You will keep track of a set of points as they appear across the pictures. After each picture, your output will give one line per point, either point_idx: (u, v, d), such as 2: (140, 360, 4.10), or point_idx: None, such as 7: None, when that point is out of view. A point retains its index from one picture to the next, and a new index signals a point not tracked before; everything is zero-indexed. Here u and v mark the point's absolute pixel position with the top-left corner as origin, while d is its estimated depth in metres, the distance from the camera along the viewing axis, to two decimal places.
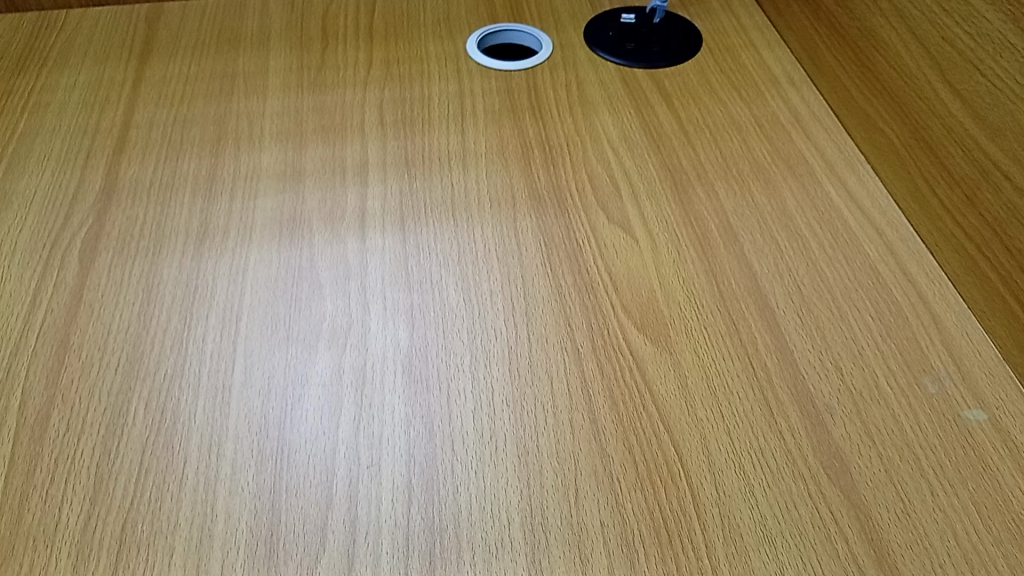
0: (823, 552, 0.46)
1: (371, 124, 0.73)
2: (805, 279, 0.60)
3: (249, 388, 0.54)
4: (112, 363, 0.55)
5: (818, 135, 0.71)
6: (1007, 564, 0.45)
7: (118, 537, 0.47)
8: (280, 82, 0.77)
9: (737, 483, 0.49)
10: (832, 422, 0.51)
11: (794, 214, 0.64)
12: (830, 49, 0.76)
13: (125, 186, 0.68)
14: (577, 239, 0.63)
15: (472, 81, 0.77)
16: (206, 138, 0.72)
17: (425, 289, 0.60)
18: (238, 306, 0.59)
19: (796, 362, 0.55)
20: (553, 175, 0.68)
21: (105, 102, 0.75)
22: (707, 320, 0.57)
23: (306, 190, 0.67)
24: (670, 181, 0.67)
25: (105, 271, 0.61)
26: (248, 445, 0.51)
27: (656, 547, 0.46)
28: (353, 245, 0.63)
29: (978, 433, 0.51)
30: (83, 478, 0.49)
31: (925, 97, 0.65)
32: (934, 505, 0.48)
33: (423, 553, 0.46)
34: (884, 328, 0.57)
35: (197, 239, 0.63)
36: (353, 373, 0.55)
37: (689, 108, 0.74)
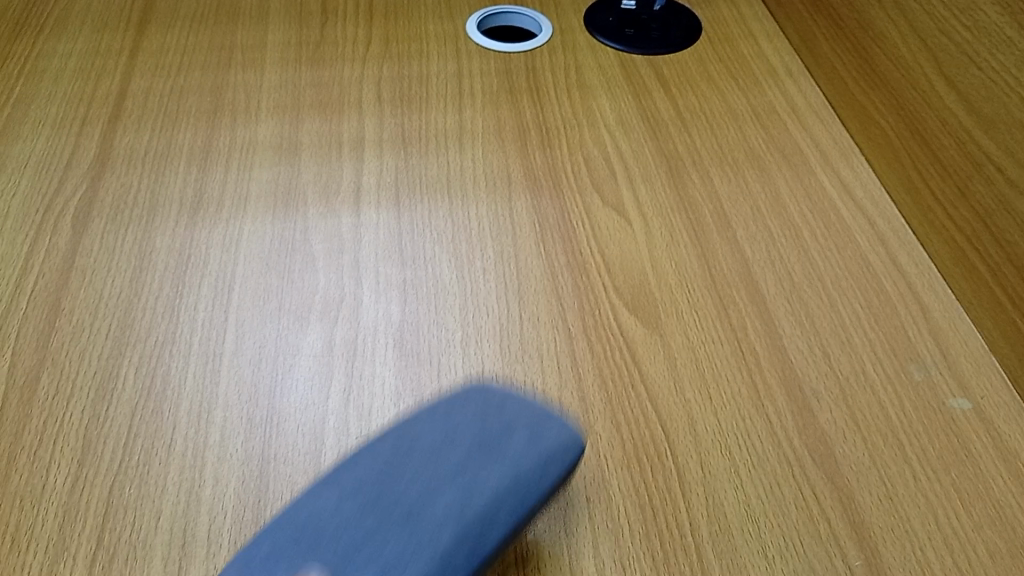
0: (806, 532, 0.46)
1: (369, 101, 0.73)
2: (796, 266, 0.60)
3: (240, 357, 0.54)
4: (104, 328, 0.55)
5: (814, 127, 0.71)
6: (986, 549, 0.46)
7: (105, 499, 0.47)
8: (278, 56, 0.77)
9: (722, 463, 0.49)
10: (818, 406, 0.52)
11: (787, 203, 0.65)
12: (828, 41, 0.76)
13: (120, 154, 0.67)
14: (572, 220, 0.63)
15: (470, 61, 0.77)
16: (202, 109, 0.71)
17: (418, 265, 0.60)
18: (230, 276, 0.59)
19: (785, 347, 0.55)
20: (549, 156, 0.68)
21: (101, 71, 0.75)
22: (698, 303, 0.58)
23: (303, 164, 0.67)
24: (665, 167, 0.68)
25: (98, 236, 0.61)
26: (238, 413, 0.51)
27: (641, 523, 0.47)
28: (348, 219, 0.63)
29: (961, 420, 0.52)
30: (71, 440, 0.49)
31: (920, 87, 0.67)
32: (917, 490, 0.48)
33: None
34: (872, 316, 0.57)
35: (191, 208, 0.63)
36: (345, 344, 0.55)
37: (686, 95, 0.74)
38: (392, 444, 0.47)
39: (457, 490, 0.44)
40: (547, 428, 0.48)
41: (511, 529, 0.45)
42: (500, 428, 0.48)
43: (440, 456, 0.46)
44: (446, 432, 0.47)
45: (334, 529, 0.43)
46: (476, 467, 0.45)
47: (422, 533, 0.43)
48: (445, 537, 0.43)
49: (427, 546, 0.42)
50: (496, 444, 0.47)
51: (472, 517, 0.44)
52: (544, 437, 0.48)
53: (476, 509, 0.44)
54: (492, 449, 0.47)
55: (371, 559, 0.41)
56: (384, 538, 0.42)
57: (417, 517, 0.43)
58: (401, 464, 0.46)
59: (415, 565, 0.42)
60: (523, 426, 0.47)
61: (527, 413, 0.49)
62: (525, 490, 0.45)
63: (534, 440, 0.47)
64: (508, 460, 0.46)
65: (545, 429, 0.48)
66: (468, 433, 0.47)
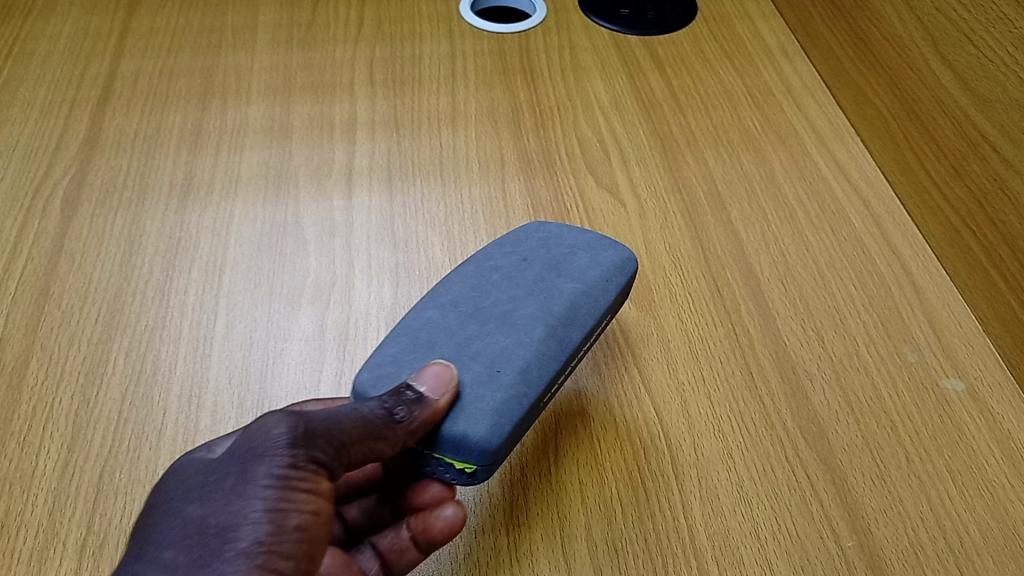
0: (798, 514, 0.46)
1: (361, 83, 0.72)
2: (791, 248, 0.60)
3: (231, 341, 0.53)
4: (93, 312, 0.55)
5: (809, 108, 0.71)
6: (979, 530, 0.46)
7: (95, 485, 0.47)
8: (269, 38, 0.76)
9: (715, 445, 0.49)
10: (811, 388, 0.52)
11: (782, 184, 0.64)
12: (823, 18, 0.76)
13: (109, 137, 0.67)
14: (565, 202, 0.63)
15: (463, 42, 0.76)
16: (192, 91, 0.71)
17: (411, 248, 0.59)
18: (221, 259, 0.58)
19: (779, 329, 0.55)
20: (542, 138, 0.68)
21: (91, 53, 0.74)
22: (692, 285, 0.57)
23: (294, 146, 0.66)
24: (660, 148, 0.67)
25: (87, 221, 0.61)
26: (229, 397, 0.51)
27: (633, 505, 0.47)
28: (339, 203, 0.62)
29: (955, 401, 0.51)
30: (61, 426, 0.49)
31: (915, 68, 0.66)
32: (909, 471, 0.48)
33: None
34: (866, 298, 0.57)
35: (181, 191, 0.63)
36: (336, 328, 0.54)
37: (681, 76, 0.74)
38: (472, 268, 0.49)
39: (538, 295, 0.47)
40: (605, 248, 0.51)
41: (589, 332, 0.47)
42: (562, 248, 0.50)
43: (517, 274, 0.48)
44: (513, 252, 0.50)
45: (440, 336, 0.45)
46: (551, 278, 0.48)
47: (518, 329, 0.45)
48: (539, 332, 0.45)
49: (526, 340, 0.44)
50: (563, 261, 0.49)
51: (558, 313, 0.46)
52: (605, 255, 0.50)
53: (560, 308, 0.46)
54: (561, 265, 0.49)
55: (478, 355, 0.44)
56: (486, 338, 0.45)
57: (510, 318, 0.46)
58: (483, 280, 0.48)
59: (520, 355, 0.44)
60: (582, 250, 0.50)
61: (586, 239, 0.51)
62: (596, 296, 0.48)
63: (594, 256, 0.50)
64: (577, 275, 0.49)
65: (603, 249, 0.51)
66: (537, 253, 0.50)
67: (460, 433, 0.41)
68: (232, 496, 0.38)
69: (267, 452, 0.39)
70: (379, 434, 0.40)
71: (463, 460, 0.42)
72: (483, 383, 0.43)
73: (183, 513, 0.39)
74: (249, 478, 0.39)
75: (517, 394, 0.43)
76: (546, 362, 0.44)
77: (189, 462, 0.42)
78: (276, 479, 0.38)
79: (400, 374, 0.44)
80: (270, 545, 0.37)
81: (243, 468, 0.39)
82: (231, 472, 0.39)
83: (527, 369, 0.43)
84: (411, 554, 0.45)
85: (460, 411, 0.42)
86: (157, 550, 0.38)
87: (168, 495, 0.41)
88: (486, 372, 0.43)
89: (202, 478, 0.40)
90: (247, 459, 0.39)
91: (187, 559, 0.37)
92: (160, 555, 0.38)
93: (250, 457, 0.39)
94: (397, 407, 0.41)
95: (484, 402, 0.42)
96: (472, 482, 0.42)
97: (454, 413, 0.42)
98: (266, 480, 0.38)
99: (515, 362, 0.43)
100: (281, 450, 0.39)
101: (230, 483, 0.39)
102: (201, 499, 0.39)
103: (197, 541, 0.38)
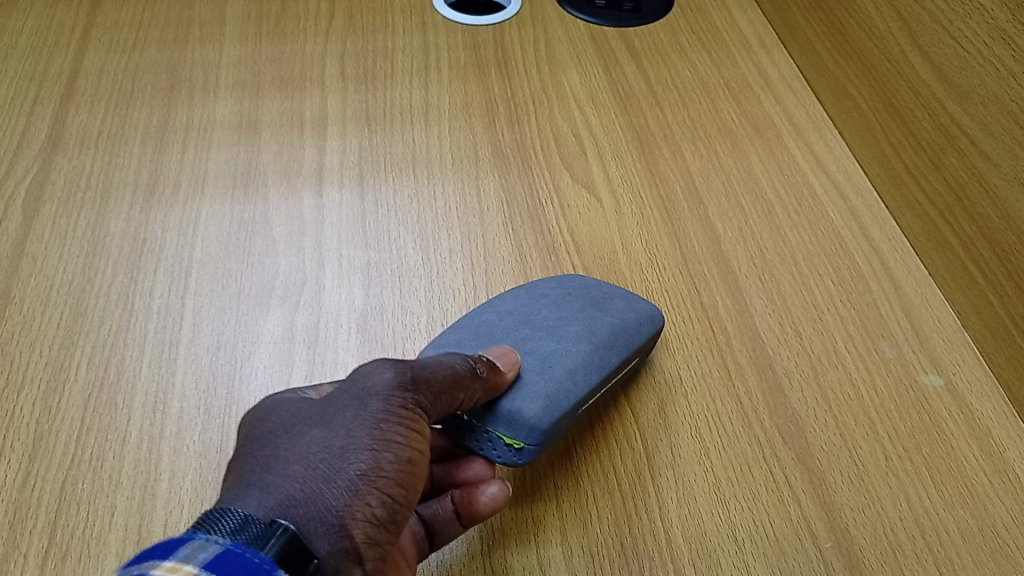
0: (776, 514, 0.46)
1: (332, 77, 0.70)
2: (768, 243, 0.59)
3: (198, 344, 0.52)
4: (55, 317, 0.53)
5: (787, 100, 0.70)
6: (957, 529, 0.45)
7: (57, 495, 0.45)
8: (237, 31, 0.74)
9: (692, 445, 0.48)
10: (789, 386, 0.51)
11: (760, 178, 0.64)
12: (802, 11, 0.74)
13: (72, 134, 0.65)
14: (540, 198, 0.62)
15: (437, 34, 0.75)
16: (158, 87, 0.69)
17: (382, 247, 0.58)
18: (187, 260, 0.57)
19: (756, 326, 0.54)
20: (517, 133, 0.66)
21: (53, 47, 0.72)
22: (668, 282, 0.56)
23: (263, 143, 0.65)
24: (636, 142, 0.66)
25: (49, 222, 0.59)
26: (195, 403, 0.49)
27: (609, 508, 0.46)
28: (309, 200, 0.61)
29: (933, 398, 0.51)
30: (21, 434, 0.48)
31: (892, 59, 0.63)
32: (888, 470, 0.48)
33: None
34: (844, 293, 0.56)
35: (147, 189, 0.61)
36: (306, 330, 0.53)
37: (658, 68, 0.73)
38: (523, 292, 0.51)
39: (585, 318, 0.48)
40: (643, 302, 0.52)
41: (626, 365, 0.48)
42: (607, 291, 0.51)
43: (564, 302, 0.49)
44: (560, 287, 0.51)
45: (498, 332, 0.47)
46: (597, 308, 0.49)
47: (566, 339, 0.46)
48: (585, 347, 0.46)
49: (574, 347, 0.46)
50: (604, 299, 0.50)
51: (599, 339, 0.47)
52: (640, 303, 0.51)
53: (603, 331, 0.47)
54: (602, 303, 0.50)
55: (530, 352, 0.45)
56: (537, 341, 0.46)
57: (559, 331, 0.47)
58: (536, 299, 0.49)
59: (567, 360, 0.45)
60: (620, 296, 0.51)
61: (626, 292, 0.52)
62: (633, 334, 0.48)
63: (629, 302, 0.50)
64: (618, 309, 0.49)
65: (637, 300, 0.51)
66: (581, 291, 0.50)
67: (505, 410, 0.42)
68: (356, 423, 0.37)
69: (383, 391, 0.39)
70: (463, 382, 0.41)
71: (513, 436, 0.43)
72: (531, 375, 0.44)
73: (298, 437, 0.37)
74: (365, 411, 0.38)
75: (562, 389, 0.44)
76: (591, 370, 0.45)
77: (279, 404, 0.41)
78: (394, 414, 0.38)
79: None
80: (388, 472, 0.36)
81: (360, 402, 0.38)
82: (346, 406, 0.38)
83: (571, 372, 0.45)
84: (453, 526, 0.44)
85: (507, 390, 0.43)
86: (280, 466, 0.36)
87: (270, 428, 0.39)
88: (536, 367, 0.45)
89: (310, 411, 0.39)
90: (365, 394, 0.39)
91: (315, 473, 0.35)
92: (285, 469, 0.35)
93: (365, 395, 0.39)
94: (476, 364, 0.42)
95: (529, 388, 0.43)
96: (517, 461, 0.43)
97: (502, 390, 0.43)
98: (380, 414, 0.38)
99: (562, 364, 0.45)
100: (397, 390, 0.39)
101: (350, 413, 0.38)
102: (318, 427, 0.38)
103: (323, 457, 0.36)
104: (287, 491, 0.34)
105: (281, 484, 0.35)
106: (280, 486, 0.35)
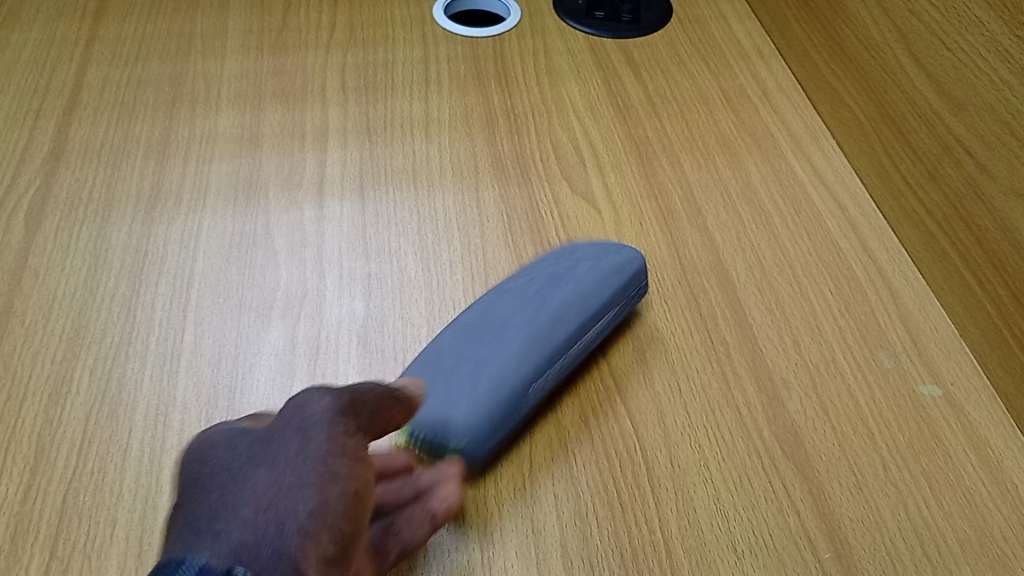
0: (775, 525, 0.46)
1: (333, 90, 0.71)
2: (767, 254, 0.59)
3: (199, 356, 0.52)
4: (57, 329, 0.54)
5: (785, 111, 0.70)
6: (956, 539, 0.46)
7: (59, 508, 0.45)
8: (239, 44, 0.75)
9: (692, 457, 0.49)
10: (787, 397, 0.51)
11: (758, 188, 0.64)
12: (799, 22, 0.74)
13: (75, 147, 0.66)
14: (540, 209, 0.62)
15: (437, 46, 0.76)
16: (160, 100, 0.70)
17: (382, 259, 0.58)
18: (189, 273, 0.57)
19: (755, 337, 0.54)
20: (516, 144, 0.67)
21: (56, 61, 0.73)
22: (668, 293, 0.57)
23: (264, 155, 0.65)
24: (635, 153, 0.66)
25: (51, 235, 0.59)
26: (196, 415, 0.49)
27: (609, 519, 0.46)
28: (310, 213, 0.61)
29: (932, 408, 0.51)
30: (24, 447, 0.48)
31: (888, 70, 0.63)
32: (887, 480, 0.48)
33: None
34: (843, 304, 0.56)
35: (149, 203, 0.62)
36: (306, 343, 0.53)
37: (657, 79, 0.73)
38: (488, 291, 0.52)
39: (534, 309, 0.49)
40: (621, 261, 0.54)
41: (589, 326, 0.51)
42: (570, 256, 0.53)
43: (519, 293, 0.51)
44: (525, 275, 0.53)
45: (444, 346, 0.48)
46: (550, 292, 0.50)
47: (508, 339, 0.48)
48: (522, 344, 0.48)
49: (513, 348, 0.47)
50: (563, 276, 0.52)
51: (544, 332, 0.48)
52: (607, 264, 0.53)
53: (547, 318, 0.49)
54: (558, 283, 0.51)
55: (469, 361, 0.47)
56: (479, 346, 0.48)
57: (504, 330, 0.48)
58: (493, 297, 0.51)
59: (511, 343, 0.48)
60: (585, 265, 0.52)
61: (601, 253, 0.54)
62: (587, 307, 0.50)
63: (595, 267, 0.53)
64: (573, 285, 0.51)
65: (608, 260, 0.53)
66: (541, 275, 0.52)
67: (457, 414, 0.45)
68: (299, 458, 0.37)
69: (323, 420, 0.38)
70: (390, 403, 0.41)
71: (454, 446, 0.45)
72: (466, 386, 0.46)
73: (241, 477, 0.36)
74: (309, 440, 0.37)
75: (493, 396, 0.46)
76: (537, 346, 0.48)
77: (218, 439, 0.40)
78: (339, 442, 0.38)
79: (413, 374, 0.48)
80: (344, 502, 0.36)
81: (302, 432, 0.38)
82: (287, 437, 0.38)
83: (505, 377, 0.46)
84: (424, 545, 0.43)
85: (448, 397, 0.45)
86: (228, 513, 0.34)
87: (209, 468, 0.38)
88: (473, 376, 0.46)
89: (252, 446, 0.38)
90: (304, 423, 0.38)
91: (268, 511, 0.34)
92: (234, 515, 0.34)
93: (306, 425, 0.38)
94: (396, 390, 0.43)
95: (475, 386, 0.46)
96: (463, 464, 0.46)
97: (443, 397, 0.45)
98: (325, 443, 0.37)
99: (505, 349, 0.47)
100: (338, 418, 0.39)
101: (293, 445, 0.37)
102: (263, 463, 0.37)
103: (273, 495, 0.35)
104: (238, 538, 0.33)
105: (232, 531, 0.33)
106: (230, 533, 0.33)
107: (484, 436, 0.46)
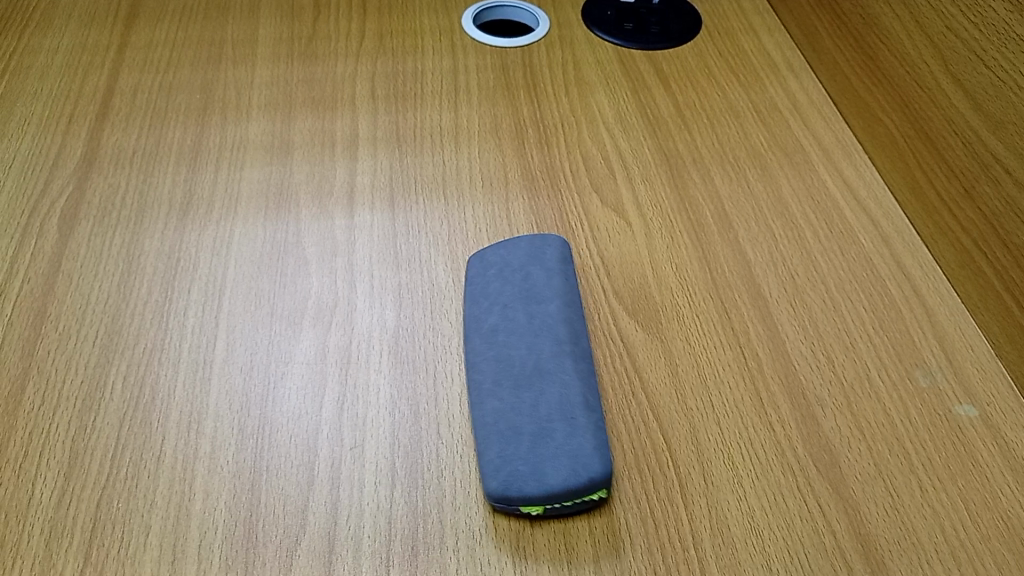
0: (810, 545, 0.45)
1: (362, 98, 0.71)
2: (799, 269, 0.59)
3: (231, 364, 0.52)
4: (91, 335, 0.54)
5: (816, 125, 0.70)
6: (994, 562, 0.45)
7: (92, 514, 0.46)
8: (270, 51, 0.75)
9: (726, 474, 0.48)
10: (822, 415, 0.51)
11: (790, 203, 0.64)
12: (830, 36, 0.74)
13: (107, 153, 0.66)
14: (570, 220, 0.62)
15: (466, 56, 0.76)
16: (192, 107, 0.70)
17: (413, 269, 0.58)
18: (221, 280, 0.57)
19: (788, 354, 0.54)
20: (546, 155, 0.67)
21: (89, 66, 0.74)
22: (700, 307, 0.56)
23: (294, 163, 0.65)
24: (666, 166, 0.66)
25: (84, 240, 0.60)
26: (229, 423, 0.50)
27: (643, 536, 0.46)
28: (341, 222, 0.61)
29: (968, 428, 0.50)
30: (58, 452, 0.48)
31: (925, 88, 0.63)
32: (923, 501, 0.47)
33: (410, 511, 0.46)
34: (877, 321, 0.56)
35: (180, 210, 0.62)
36: (338, 351, 0.53)
37: (687, 92, 0.73)
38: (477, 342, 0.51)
39: (542, 332, 0.50)
40: (520, 248, 0.55)
41: (542, 310, 0.51)
42: (477, 293, 0.54)
43: (515, 329, 0.50)
44: (492, 308, 0.52)
45: (514, 419, 0.46)
46: (536, 309, 0.51)
47: (558, 376, 0.48)
48: (571, 367, 0.48)
49: (569, 380, 0.48)
50: (533, 288, 0.52)
51: (570, 345, 0.50)
52: (548, 253, 0.55)
53: (564, 330, 0.50)
54: (534, 294, 0.52)
55: (549, 416, 0.46)
56: (541, 398, 0.47)
57: (544, 369, 0.48)
58: (495, 347, 0.50)
59: (505, 395, 0.47)
60: (533, 266, 0.54)
61: (500, 258, 0.55)
62: (573, 304, 0.52)
63: (543, 262, 0.54)
64: (553, 290, 0.52)
65: (544, 246, 0.55)
66: (510, 296, 0.52)
67: (538, 473, 0.44)
68: None
69: None
70: None
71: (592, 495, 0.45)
72: (569, 439, 0.45)
73: None
74: None
75: (594, 426, 0.46)
76: (519, 375, 0.48)
77: None
78: None
79: (508, 463, 0.45)
80: None
81: None
82: None
83: (588, 406, 0.47)
84: None
85: (514, 474, 0.44)
86: None
87: None
88: (565, 426, 0.46)
89: None
90: None
91: None
92: None
93: None
94: None
95: (517, 449, 0.45)
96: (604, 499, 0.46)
97: (513, 479, 0.44)
98: None
99: (498, 402, 0.47)
100: None
101: None
102: None
103: None
104: None
105: None
106: None
107: (577, 447, 0.45)
